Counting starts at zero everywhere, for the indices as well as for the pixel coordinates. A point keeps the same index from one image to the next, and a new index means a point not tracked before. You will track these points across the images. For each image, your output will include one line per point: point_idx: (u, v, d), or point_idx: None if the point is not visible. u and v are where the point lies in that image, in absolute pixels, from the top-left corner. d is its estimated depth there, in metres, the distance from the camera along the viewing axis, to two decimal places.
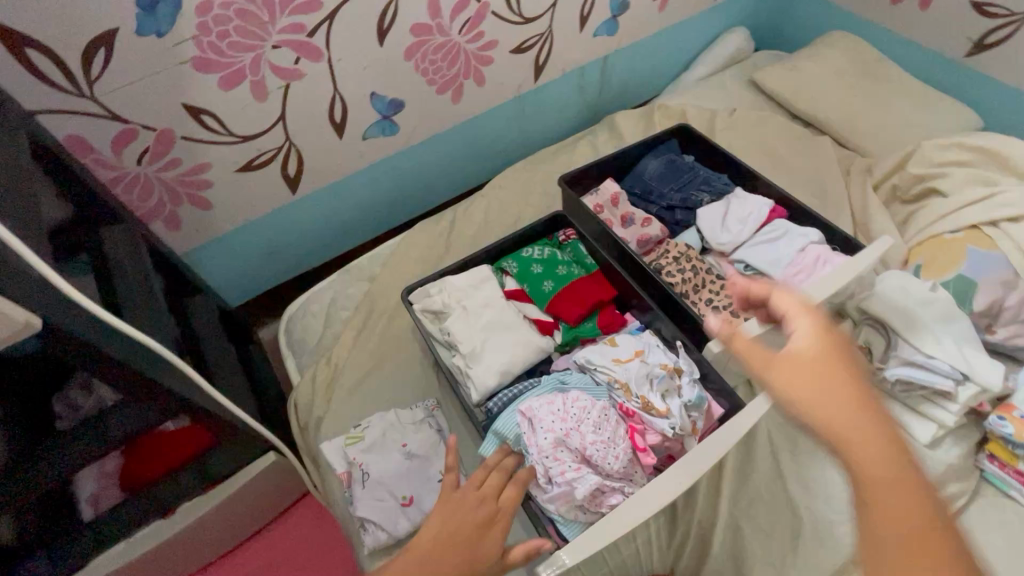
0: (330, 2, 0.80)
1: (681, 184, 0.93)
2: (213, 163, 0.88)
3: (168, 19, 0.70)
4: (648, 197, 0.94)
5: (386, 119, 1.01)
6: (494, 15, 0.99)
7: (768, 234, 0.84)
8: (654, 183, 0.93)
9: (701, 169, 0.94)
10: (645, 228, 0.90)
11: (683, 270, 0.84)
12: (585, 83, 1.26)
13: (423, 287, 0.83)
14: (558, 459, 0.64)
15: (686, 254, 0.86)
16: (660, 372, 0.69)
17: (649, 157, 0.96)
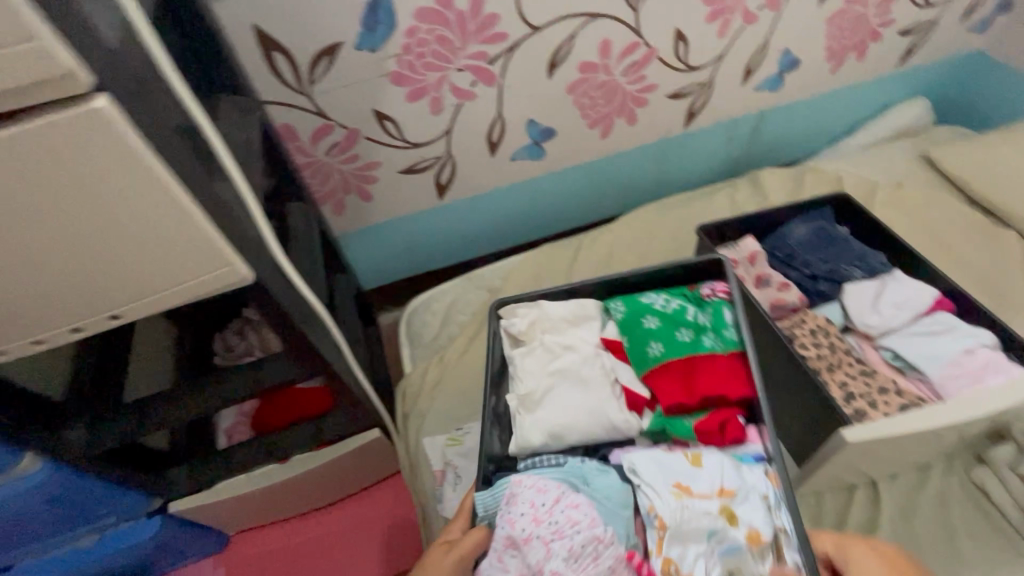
0: (515, 36, 0.88)
1: (829, 255, 0.87)
2: (383, 162, 0.99)
3: (382, 38, 0.81)
4: (790, 262, 0.89)
5: (535, 144, 1.07)
6: (660, 61, 1.01)
7: (927, 327, 0.76)
8: (799, 249, 0.89)
9: (855, 244, 0.88)
10: (781, 293, 0.86)
11: (821, 347, 0.78)
12: (735, 135, 1.24)
13: (514, 303, 0.74)
14: (501, 559, 0.53)
15: (825, 331, 0.80)
16: (735, 539, 0.52)
17: (797, 222, 0.91)
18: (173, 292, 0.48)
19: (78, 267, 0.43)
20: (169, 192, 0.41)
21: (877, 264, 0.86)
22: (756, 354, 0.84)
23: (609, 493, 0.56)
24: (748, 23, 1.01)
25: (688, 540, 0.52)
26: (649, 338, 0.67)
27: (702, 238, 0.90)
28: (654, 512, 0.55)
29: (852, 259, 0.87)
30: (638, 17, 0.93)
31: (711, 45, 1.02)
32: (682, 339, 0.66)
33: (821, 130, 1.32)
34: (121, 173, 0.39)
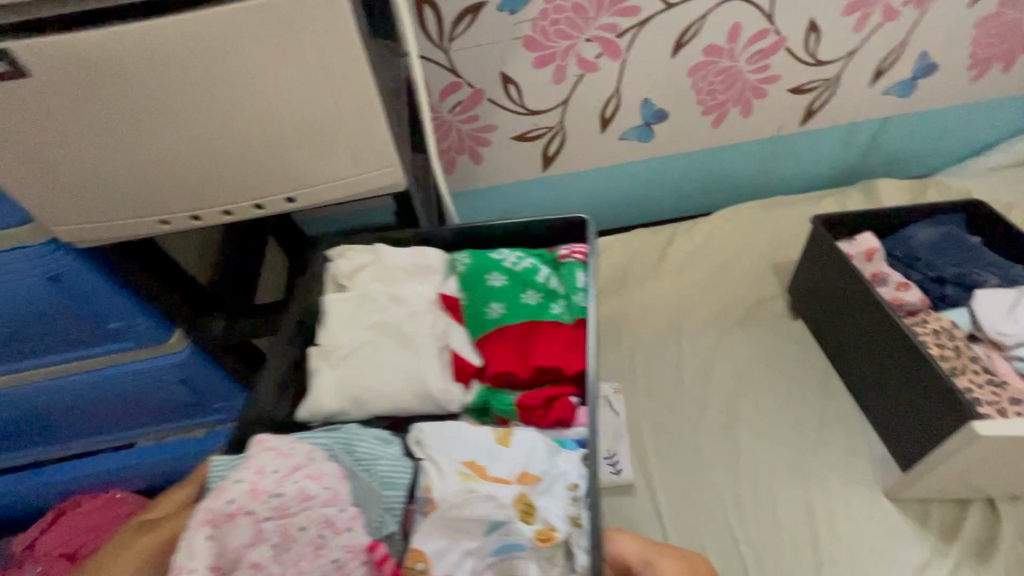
0: (647, 11, 0.90)
1: (958, 260, 0.83)
2: (499, 126, 1.03)
3: (524, 1, 0.85)
4: (913, 263, 0.85)
5: (645, 126, 1.08)
6: (788, 51, 1.00)
7: None
8: (924, 251, 0.84)
9: (989, 253, 0.82)
10: (900, 293, 0.81)
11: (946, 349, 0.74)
12: (852, 140, 1.19)
13: (342, 242, 0.77)
14: (190, 540, 0.48)
15: (951, 334, 0.75)
16: (519, 533, 0.51)
17: (923, 224, 0.87)
18: (333, 186, 0.53)
19: (271, 144, 0.48)
20: (361, 83, 0.45)
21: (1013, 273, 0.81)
22: (872, 350, 0.80)
23: (372, 469, 0.56)
24: (888, 20, 0.98)
25: (448, 526, 0.52)
26: (489, 298, 0.68)
27: (817, 229, 0.87)
28: (429, 491, 0.54)
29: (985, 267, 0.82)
30: (773, 3, 0.92)
31: (844, 40, 0.99)
32: (524, 301, 0.68)
33: (946, 146, 1.24)
34: (330, 56, 0.43)
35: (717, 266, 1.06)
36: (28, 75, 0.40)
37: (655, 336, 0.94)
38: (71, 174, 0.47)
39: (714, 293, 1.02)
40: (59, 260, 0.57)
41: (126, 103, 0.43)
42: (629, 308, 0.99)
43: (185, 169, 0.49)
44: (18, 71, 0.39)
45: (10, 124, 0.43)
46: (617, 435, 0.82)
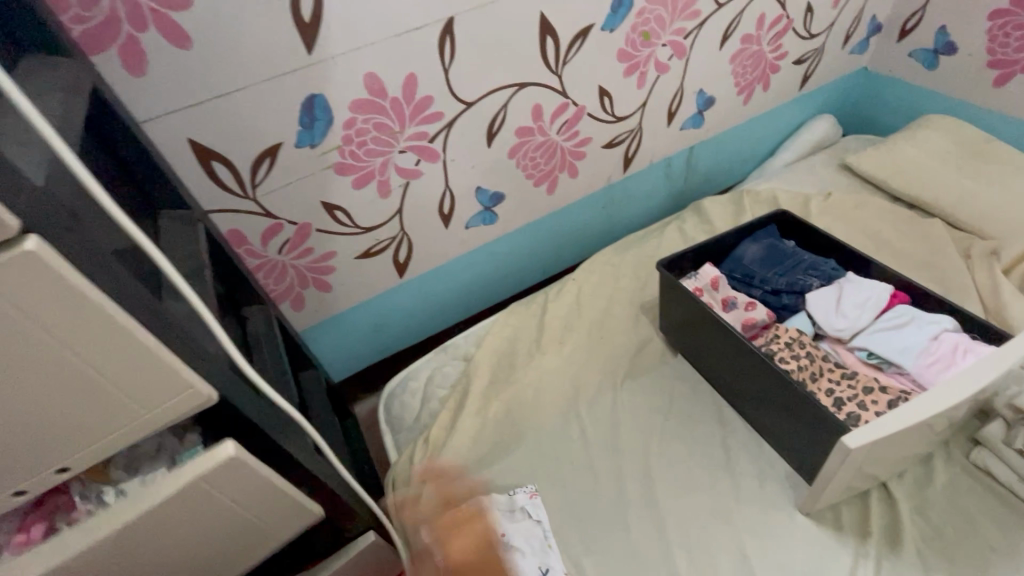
0: (450, 114, 0.91)
1: (784, 268, 0.92)
2: (338, 251, 0.98)
3: (321, 132, 0.82)
4: (754, 276, 0.93)
5: (487, 210, 1.09)
6: (590, 117, 1.07)
7: (892, 321, 0.81)
8: (755, 267, 0.93)
9: (805, 255, 0.94)
10: (749, 312, 0.88)
11: (799, 352, 0.80)
12: (671, 172, 1.30)
13: None
14: None
15: (799, 341, 0.82)
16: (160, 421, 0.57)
17: (748, 242, 0.97)
18: (123, 432, 0.44)
19: (16, 422, 0.39)
20: (116, 322, 0.39)
21: (830, 271, 0.91)
22: (738, 373, 0.85)
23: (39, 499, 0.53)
24: (662, 72, 1.09)
25: None
26: None
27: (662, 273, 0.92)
28: None
29: (811, 269, 0.91)
30: (563, 81, 0.99)
31: (633, 96, 1.09)
32: None
33: (748, 154, 1.41)
34: (63, 311, 0.37)
35: (594, 323, 1.08)
36: None
37: (555, 417, 0.93)
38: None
39: (597, 351, 1.03)
40: None
41: None
42: (522, 395, 0.97)
43: None
44: None
45: None
46: (544, 548, 0.77)
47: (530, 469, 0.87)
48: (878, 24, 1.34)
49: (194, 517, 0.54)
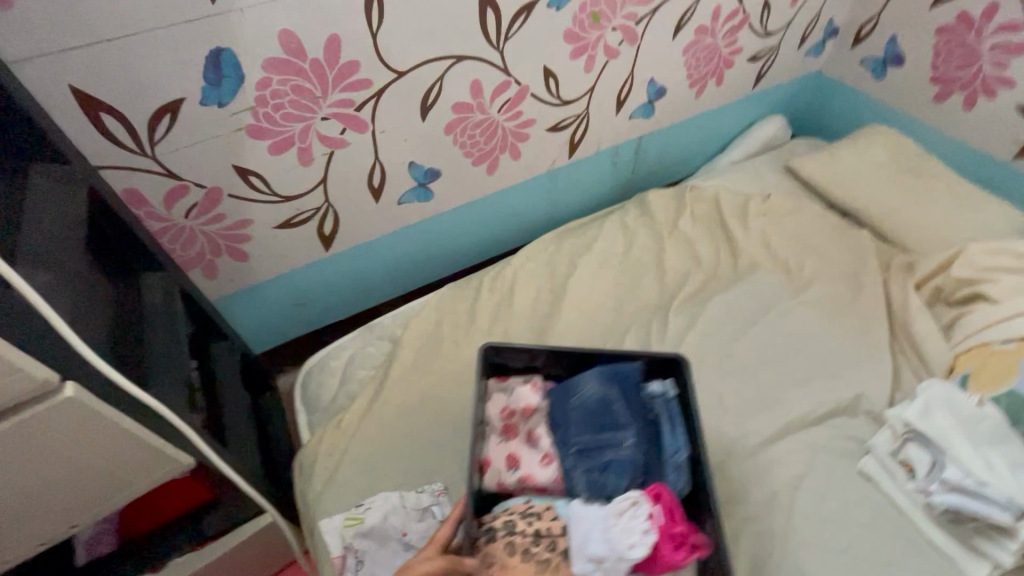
0: (380, 82, 0.86)
1: (598, 440, 0.67)
2: (254, 220, 0.92)
3: (230, 92, 0.75)
4: (578, 448, 0.68)
5: (421, 186, 1.05)
6: (534, 97, 1.03)
7: (604, 531, 0.58)
8: (576, 415, 0.69)
9: (644, 434, 0.69)
10: (540, 466, 0.69)
11: (562, 545, 0.61)
12: (618, 161, 1.29)
13: None
14: None
15: (557, 544, 0.61)
16: None
17: (590, 374, 0.71)
18: None
19: None
20: None
21: (667, 456, 0.68)
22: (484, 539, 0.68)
23: None
24: (612, 58, 1.06)
25: None
26: None
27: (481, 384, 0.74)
28: None
29: (625, 462, 0.66)
30: (504, 57, 0.94)
31: (580, 79, 1.06)
32: None
33: (697, 148, 1.40)
34: None
35: (523, 311, 1.07)
36: None
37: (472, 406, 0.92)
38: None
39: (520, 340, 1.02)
40: None
41: None
42: (442, 382, 0.96)
43: None
44: None
45: None
46: None
47: (441, 459, 0.86)
48: (834, 28, 1.33)
49: (25, 478, 0.50)
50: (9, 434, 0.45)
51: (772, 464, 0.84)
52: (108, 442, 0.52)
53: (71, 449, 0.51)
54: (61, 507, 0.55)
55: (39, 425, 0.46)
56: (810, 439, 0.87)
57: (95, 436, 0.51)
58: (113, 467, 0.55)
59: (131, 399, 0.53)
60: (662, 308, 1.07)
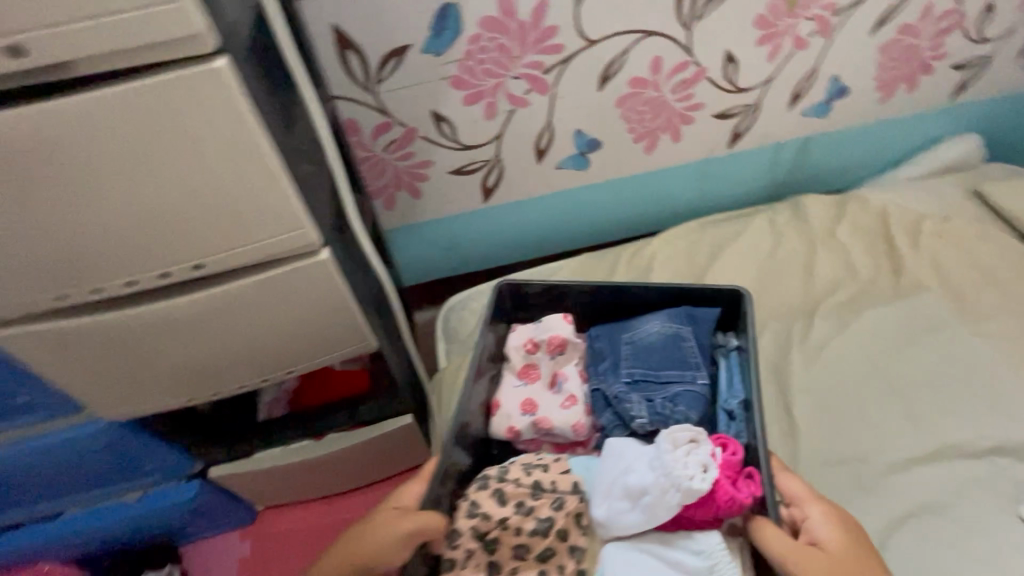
0: (571, 49, 0.92)
1: (659, 377, 0.78)
2: (435, 162, 1.04)
3: (447, 43, 0.86)
4: (626, 381, 0.78)
5: (581, 155, 1.11)
6: (709, 81, 1.04)
7: (643, 455, 0.68)
8: (624, 353, 0.81)
9: (686, 380, 0.77)
10: (565, 408, 0.79)
11: (569, 504, 0.69)
12: (778, 160, 1.25)
13: None
14: None
15: (563, 503, 0.69)
16: None
17: (654, 318, 0.82)
18: (240, 252, 0.52)
19: (166, 215, 0.47)
20: (261, 151, 0.45)
21: (721, 404, 0.77)
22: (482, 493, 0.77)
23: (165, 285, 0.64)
24: (799, 48, 1.03)
25: None
26: None
27: (493, 332, 0.85)
28: None
29: (687, 396, 0.75)
30: (691, 36, 0.96)
31: (760, 68, 1.04)
32: None
33: (868, 159, 1.31)
34: (227, 130, 0.43)
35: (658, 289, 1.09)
36: None
37: None
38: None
39: None
40: None
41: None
42: None
43: (87, 246, 0.47)
44: None
45: None
46: None
47: None
48: None
49: (266, 320, 0.61)
50: (272, 280, 0.56)
51: (909, 488, 0.80)
52: (327, 309, 0.63)
53: (305, 307, 0.61)
54: (280, 354, 0.67)
55: (294, 278, 0.57)
56: (962, 472, 0.81)
57: (326, 300, 0.61)
58: (323, 333, 0.66)
59: (353, 275, 0.64)
60: (807, 311, 1.03)
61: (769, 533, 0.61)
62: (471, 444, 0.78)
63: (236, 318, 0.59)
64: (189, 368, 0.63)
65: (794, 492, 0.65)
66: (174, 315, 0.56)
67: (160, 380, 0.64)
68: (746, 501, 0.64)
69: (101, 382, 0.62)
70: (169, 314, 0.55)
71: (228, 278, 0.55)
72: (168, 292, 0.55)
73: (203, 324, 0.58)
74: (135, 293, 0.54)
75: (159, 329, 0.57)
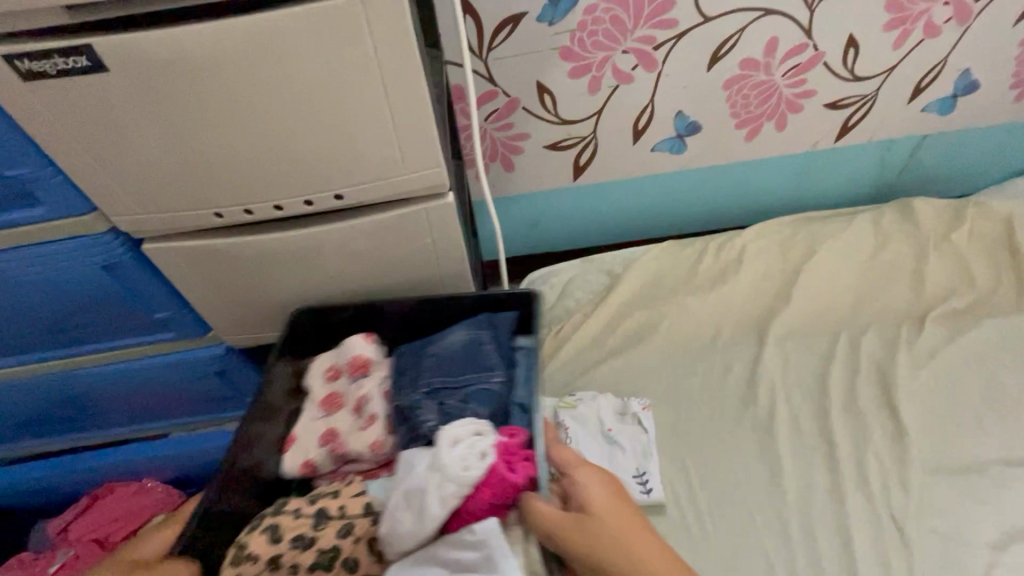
0: (685, 24, 0.91)
1: (457, 379, 0.63)
2: (532, 135, 1.04)
3: (563, 12, 0.87)
4: (412, 385, 0.64)
5: (678, 138, 1.08)
6: (826, 67, 0.99)
7: (448, 450, 0.51)
8: (427, 365, 0.65)
9: (488, 380, 0.63)
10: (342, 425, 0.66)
11: (360, 528, 0.57)
12: (886, 158, 1.18)
13: None
14: None
15: (350, 529, 0.57)
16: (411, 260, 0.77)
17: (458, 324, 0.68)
18: (379, 186, 0.54)
19: (320, 142, 0.50)
20: (417, 84, 0.47)
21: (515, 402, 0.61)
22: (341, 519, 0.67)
23: None
24: (930, 36, 0.97)
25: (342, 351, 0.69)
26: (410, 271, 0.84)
27: (296, 366, 0.72)
28: None
29: (484, 393, 0.62)
30: (813, 17, 0.92)
31: (883, 56, 0.99)
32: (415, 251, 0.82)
33: (989, 164, 1.21)
34: (393, 60, 0.45)
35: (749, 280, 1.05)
36: (108, 71, 0.42)
37: (686, 351, 0.94)
38: (150, 174, 0.50)
39: (742, 304, 1.00)
40: (113, 253, 0.59)
41: (180, 98, 0.45)
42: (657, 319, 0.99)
43: (247, 167, 0.51)
44: (97, 66, 0.42)
45: (82, 112, 0.45)
46: (645, 454, 0.80)
47: (650, 384, 0.90)
48: None
49: (387, 261, 0.63)
50: (400, 219, 0.58)
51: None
52: (444, 257, 0.64)
53: (423, 252, 0.63)
54: (391, 299, 0.69)
55: (420, 220, 0.59)
56: None
57: (443, 247, 0.63)
58: (436, 281, 0.68)
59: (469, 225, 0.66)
60: (916, 316, 0.96)
61: (552, 520, 0.48)
62: (255, 485, 0.65)
63: (360, 255, 0.62)
64: (310, 300, 0.67)
65: (565, 461, 0.55)
66: (309, 245, 0.59)
67: (282, 308, 0.68)
68: (522, 486, 0.50)
69: (231, 305, 0.66)
70: (304, 243, 0.58)
71: (361, 214, 0.58)
72: (308, 222, 0.58)
73: (331, 257, 0.61)
74: (276, 221, 0.58)
75: (288, 258, 0.60)
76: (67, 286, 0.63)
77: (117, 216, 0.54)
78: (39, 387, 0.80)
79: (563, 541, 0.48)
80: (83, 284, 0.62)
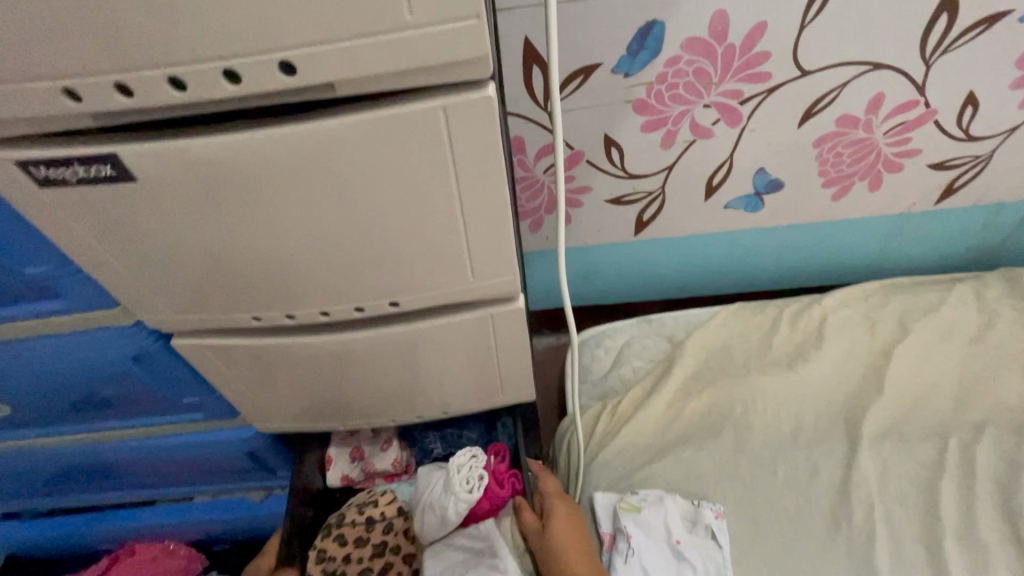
0: (779, 78, 0.80)
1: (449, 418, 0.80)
2: (593, 188, 0.95)
3: (642, 64, 0.77)
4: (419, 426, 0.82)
5: (755, 195, 0.97)
6: (936, 125, 0.87)
7: (460, 484, 0.62)
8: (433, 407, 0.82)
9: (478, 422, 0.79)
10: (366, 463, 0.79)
11: (398, 525, 0.73)
12: (993, 221, 1.04)
13: None
14: None
15: (392, 525, 0.73)
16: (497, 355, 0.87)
17: None
18: (440, 293, 0.46)
19: (378, 249, 0.42)
20: (497, 192, 0.38)
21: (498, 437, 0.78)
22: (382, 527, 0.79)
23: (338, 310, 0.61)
24: None
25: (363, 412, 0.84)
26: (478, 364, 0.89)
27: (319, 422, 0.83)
28: None
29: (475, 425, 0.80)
30: (929, 73, 0.80)
31: (1006, 115, 0.86)
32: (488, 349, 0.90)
33: None
34: (471, 167, 0.37)
35: None
36: (135, 179, 0.35)
37: (761, 444, 0.83)
38: (184, 279, 0.44)
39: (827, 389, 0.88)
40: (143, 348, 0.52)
41: (218, 206, 0.38)
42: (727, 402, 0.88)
43: (291, 272, 0.43)
44: (124, 175, 0.35)
45: (105, 217, 0.38)
46: None
47: (724, 481, 0.80)
48: None
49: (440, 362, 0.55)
50: (462, 325, 0.50)
51: None
52: (505, 357, 0.56)
53: (484, 354, 0.55)
54: (440, 395, 0.61)
55: (485, 325, 0.51)
56: None
57: (506, 348, 0.55)
58: (492, 380, 0.60)
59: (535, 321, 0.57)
60: None
61: (529, 526, 0.65)
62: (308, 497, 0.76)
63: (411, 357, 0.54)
64: (350, 396, 0.59)
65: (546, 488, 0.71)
66: (355, 348, 0.51)
67: (320, 401, 0.61)
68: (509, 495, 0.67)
69: (266, 397, 0.59)
70: (351, 348, 0.51)
71: (417, 317, 0.50)
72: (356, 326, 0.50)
73: (379, 359, 0.53)
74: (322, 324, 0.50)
75: (331, 359, 0.53)
76: (88, 373, 0.57)
77: (145, 314, 0.47)
78: (58, 457, 0.74)
79: (531, 539, 0.65)
80: (107, 371, 0.56)
